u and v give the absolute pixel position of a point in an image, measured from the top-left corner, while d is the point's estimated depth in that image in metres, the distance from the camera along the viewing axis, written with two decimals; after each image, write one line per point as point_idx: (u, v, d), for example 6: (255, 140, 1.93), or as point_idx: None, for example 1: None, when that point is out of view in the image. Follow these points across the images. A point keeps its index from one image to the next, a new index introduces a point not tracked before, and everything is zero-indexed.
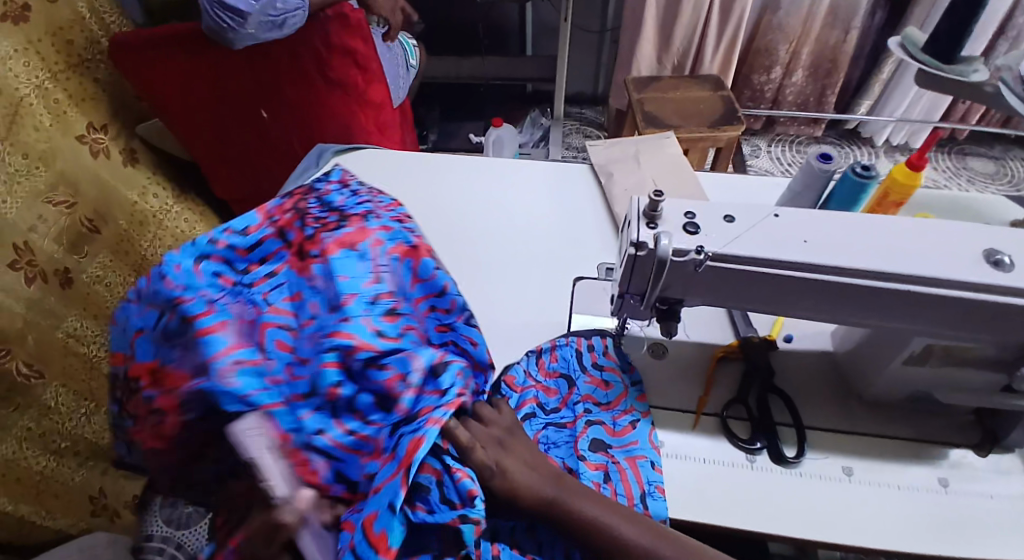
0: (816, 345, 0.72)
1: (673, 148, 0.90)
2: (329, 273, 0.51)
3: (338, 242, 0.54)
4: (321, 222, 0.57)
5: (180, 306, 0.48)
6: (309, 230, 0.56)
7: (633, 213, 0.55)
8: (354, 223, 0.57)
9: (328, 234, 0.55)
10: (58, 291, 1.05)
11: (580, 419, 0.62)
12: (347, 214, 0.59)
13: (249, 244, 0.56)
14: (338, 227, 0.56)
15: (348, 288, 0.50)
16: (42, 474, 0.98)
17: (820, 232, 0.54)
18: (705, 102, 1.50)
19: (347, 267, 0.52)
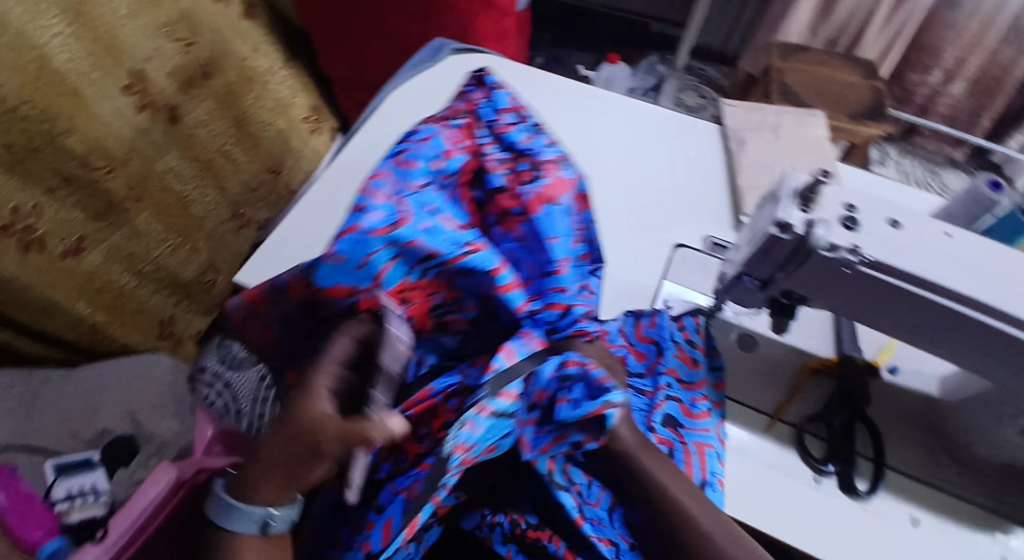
0: (918, 387, 0.65)
1: (820, 129, 0.82)
2: (543, 237, 0.48)
3: (540, 200, 0.49)
4: (514, 166, 0.51)
5: (386, 233, 0.41)
6: (503, 169, 0.51)
7: (785, 190, 0.48)
8: (549, 172, 0.51)
9: (527, 185, 0.49)
10: (163, 125, 1.07)
11: (659, 391, 0.58)
12: (533, 157, 0.52)
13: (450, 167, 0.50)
14: (535, 177, 0.50)
15: (559, 252, 0.48)
16: (123, 290, 1.07)
17: (996, 268, 0.46)
18: (851, 88, 1.35)
19: (549, 233, 0.48)
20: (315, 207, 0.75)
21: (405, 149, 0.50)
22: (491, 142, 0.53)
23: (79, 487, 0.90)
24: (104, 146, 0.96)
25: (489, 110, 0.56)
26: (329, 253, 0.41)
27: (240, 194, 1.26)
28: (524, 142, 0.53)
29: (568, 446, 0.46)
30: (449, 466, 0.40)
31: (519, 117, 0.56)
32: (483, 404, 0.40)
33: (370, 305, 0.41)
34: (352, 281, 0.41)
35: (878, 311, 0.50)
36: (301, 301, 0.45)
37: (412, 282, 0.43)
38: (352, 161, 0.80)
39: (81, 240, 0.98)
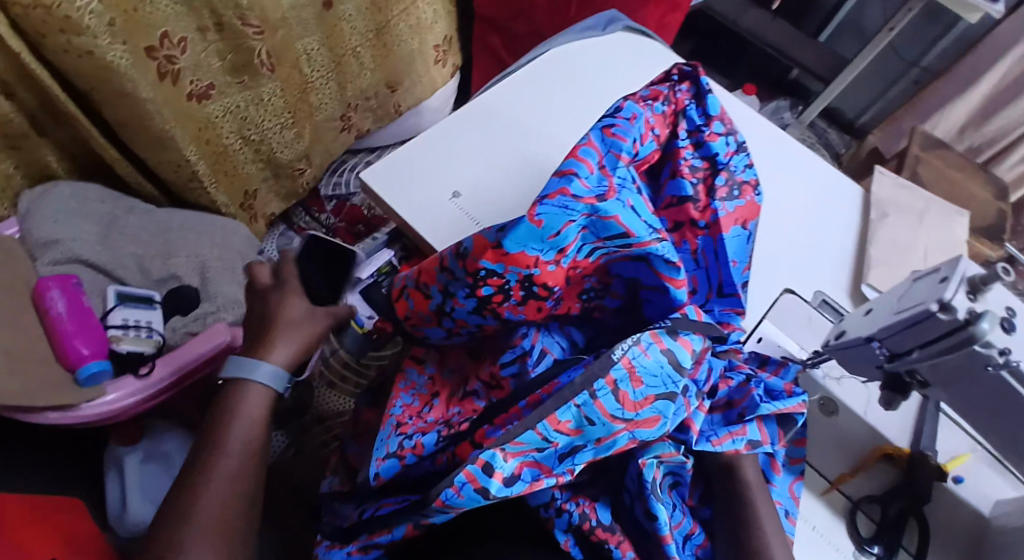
0: (974, 502, 0.63)
1: (962, 231, 0.79)
2: (721, 256, 0.53)
3: (727, 221, 0.54)
4: (704, 180, 0.56)
5: (590, 204, 0.45)
6: (691, 184, 0.55)
7: (957, 272, 0.46)
8: (746, 194, 0.56)
9: (721, 201, 0.54)
10: (319, 6, 1.05)
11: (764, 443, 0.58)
12: (723, 174, 0.56)
13: (640, 157, 0.54)
14: (731, 196, 0.55)
15: (734, 275, 0.54)
16: (225, 150, 1.08)
17: None
18: (978, 201, 1.31)
19: (730, 252, 0.53)
20: (453, 128, 0.76)
21: (613, 123, 0.53)
22: (691, 151, 0.57)
23: (134, 320, 0.89)
24: (263, 8, 0.95)
25: (695, 114, 0.59)
26: (531, 215, 0.43)
27: (354, 97, 1.28)
28: (725, 160, 0.56)
29: (745, 443, 0.49)
30: (611, 370, 0.44)
31: (725, 128, 0.58)
32: (654, 337, 0.46)
33: (547, 277, 0.44)
34: (536, 249, 0.43)
35: (998, 423, 0.50)
36: (474, 270, 0.44)
37: (579, 261, 0.46)
38: (499, 104, 0.79)
39: (209, 88, 0.98)
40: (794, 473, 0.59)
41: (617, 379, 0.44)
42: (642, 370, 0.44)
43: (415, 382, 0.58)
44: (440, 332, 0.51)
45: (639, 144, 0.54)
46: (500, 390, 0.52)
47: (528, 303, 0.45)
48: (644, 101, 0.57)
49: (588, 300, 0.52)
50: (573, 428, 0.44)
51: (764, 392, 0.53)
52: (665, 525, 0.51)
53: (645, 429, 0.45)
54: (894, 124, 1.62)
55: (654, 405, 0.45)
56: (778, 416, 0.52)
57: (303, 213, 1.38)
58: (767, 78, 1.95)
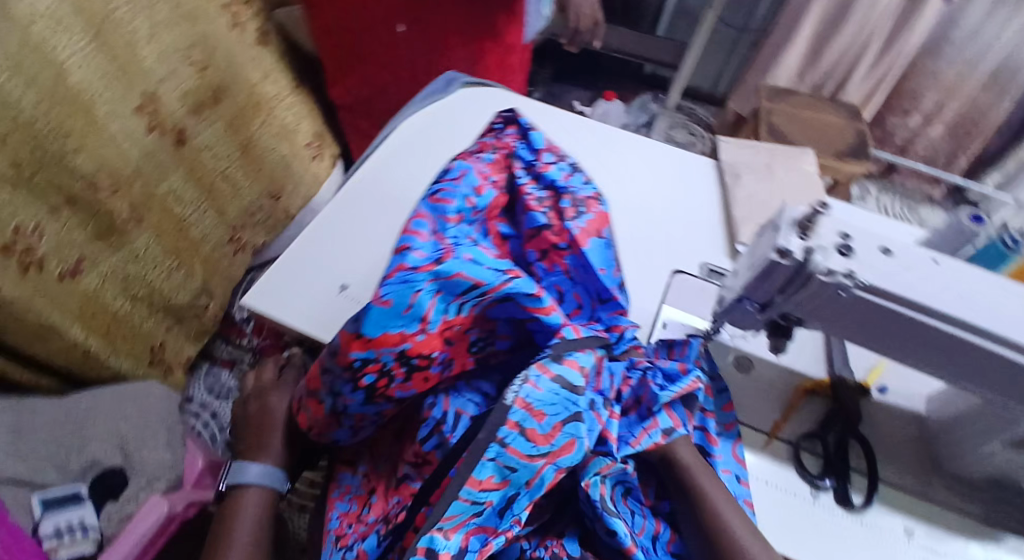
0: (907, 403, 0.67)
1: (810, 166, 0.87)
2: (587, 268, 0.57)
3: (582, 236, 0.57)
4: (553, 207, 0.59)
5: (431, 269, 0.46)
6: (543, 215, 0.58)
7: (785, 217, 0.51)
8: (592, 208, 0.60)
9: (572, 221, 0.58)
10: (171, 148, 1.07)
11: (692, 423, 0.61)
12: (566, 196, 0.60)
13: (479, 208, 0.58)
14: (579, 213, 0.59)
15: (608, 282, 0.56)
16: (117, 313, 1.06)
17: (984, 297, 0.49)
18: (835, 129, 1.42)
19: (596, 262, 0.56)
20: (325, 226, 0.77)
21: (439, 190, 0.58)
22: (533, 184, 0.61)
23: (66, 522, 0.86)
24: (110, 167, 0.96)
25: (525, 152, 0.64)
26: (378, 298, 0.45)
27: (238, 218, 1.26)
28: (564, 182, 0.61)
29: (660, 435, 0.55)
30: (510, 415, 0.45)
31: (555, 156, 0.64)
32: (545, 370, 0.47)
33: (419, 347, 0.46)
34: (398, 325, 0.45)
35: (881, 335, 0.52)
36: (349, 364, 0.46)
37: (451, 320, 0.47)
38: (363, 190, 0.81)
39: (79, 261, 0.96)
40: (732, 438, 0.62)
41: (518, 422, 0.45)
42: (541, 404, 0.46)
43: (347, 490, 0.58)
44: (347, 432, 0.53)
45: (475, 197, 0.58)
46: (428, 465, 0.52)
47: (414, 375, 0.47)
48: (472, 158, 0.62)
49: (480, 351, 0.52)
50: (498, 483, 0.45)
51: (663, 377, 0.56)
52: (625, 537, 0.51)
53: (565, 458, 0.46)
54: (745, 84, 1.75)
55: (567, 431, 0.46)
56: (682, 398, 0.57)
57: (224, 344, 1.36)
58: (628, 78, 2.08)
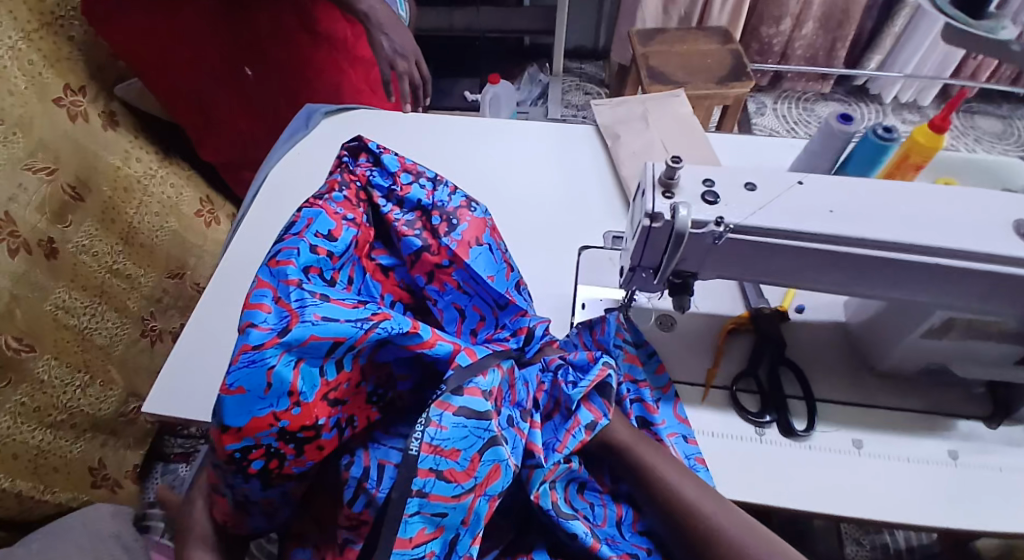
0: (828, 316, 0.69)
1: (683, 107, 0.89)
2: (476, 278, 0.59)
3: (462, 248, 0.58)
4: (424, 226, 0.59)
5: (277, 342, 0.43)
6: (418, 237, 0.59)
7: (648, 180, 0.53)
8: (463, 218, 0.61)
9: (447, 236, 0.59)
10: (44, 262, 0.98)
11: (626, 400, 0.61)
12: (436, 213, 0.60)
13: (340, 251, 0.54)
14: (452, 226, 0.60)
15: (499, 287, 0.59)
16: (39, 448, 0.99)
17: (856, 204, 0.50)
18: (713, 56, 1.44)
19: (482, 271, 0.59)
20: (216, 301, 0.72)
21: (281, 249, 0.51)
22: (398, 210, 0.61)
23: None
24: None
25: (381, 178, 0.62)
26: (228, 388, 0.43)
27: (144, 307, 1.17)
28: (430, 200, 0.61)
29: (584, 431, 0.54)
30: (420, 464, 0.43)
31: (413, 175, 0.63)
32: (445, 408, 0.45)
33: (298, 420, 0.44)
34: (264, 407, 0.43)
35: (774, 270, 0.53)
36: (229, 455, 0.44)
37: (331, 381, 0.46)
38: (249, 254, 0.77)
39: None
40: (672, 399, 0.62)
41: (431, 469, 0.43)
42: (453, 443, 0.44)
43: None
44: (267, 521, 0.50)
45: (324, 239, 0.53)
46: (366, 523, 0.47)
47: (307, 446, 0.45)
48: (321, 198, 0.57)
49: (383, 399, 0.52)
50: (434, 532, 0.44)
51: (574, 373, 0.56)
52: (586, 535, 0.50)
53: (494, 484, 0.46)
54: (620, 32, 1.76)
55: (489, 458, 0.45)
56: (596, 388, 0.56)
57: (173, 438, 1.26)
58: (510, 55, 2.06)
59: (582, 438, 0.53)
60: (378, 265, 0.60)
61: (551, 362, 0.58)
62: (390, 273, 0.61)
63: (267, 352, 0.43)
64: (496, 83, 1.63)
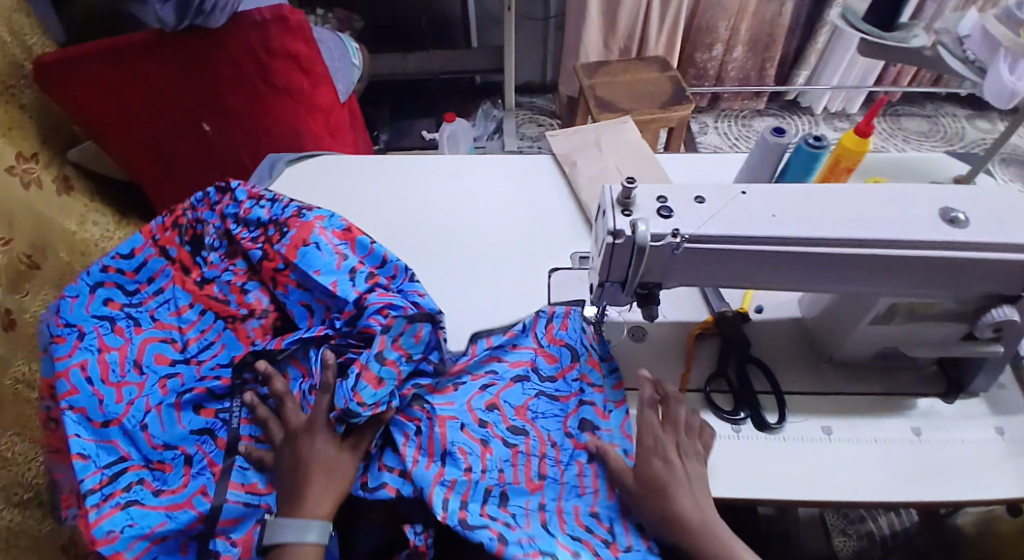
0: (786, 313, 0.73)
1: (632, 132, 0.95)
2: (303, 275, 0.67)
3: (290, 252, 0.67)
4: (263, 239, 0.71)
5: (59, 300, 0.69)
6: (258, 248, 0.70)
7: (607, 202, 0.56)
8: (293, 224, 0.70)
9: (280, 245, 0.69)
10: (3, 334, 0.92)
11: (574, 399, 0.65)
12: (281, 221, 0.72)
13: (135, 267, 0.73)
14: (284, 234, 0.69)
15: (326, 279, 0.65)
16: (8, 527, 0.86)
17: (798, 207, 0.55)
18: (654, 82, 1.53)
19: (308, 266, 0.66)
20: None
21: None
22: (246, 229, 0.73)
23: None
24: None
25: (240, 195, 0.75)
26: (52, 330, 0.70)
27: None
28: (267, 216, 0.73)
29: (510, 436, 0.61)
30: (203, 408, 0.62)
31: (254, 196, 0.75)
32: (112, 419, 0.60)
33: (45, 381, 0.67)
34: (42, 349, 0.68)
35: (732, 274, 0.57)
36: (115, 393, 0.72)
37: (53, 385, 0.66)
38: None
39: None
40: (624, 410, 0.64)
41: (93, 455, 0.58)
42: (99, 460, 0.58)
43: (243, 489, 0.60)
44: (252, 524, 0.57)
45: (121, 258, 0.72)
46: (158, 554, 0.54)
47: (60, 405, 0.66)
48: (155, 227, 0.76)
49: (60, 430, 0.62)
50: (101, 539, 0.53)
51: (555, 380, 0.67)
52: (490, 540, 0.52)
53: (97, 527, 0.53)
54: (566, 66, 1.85)
55: (116, 500, 0.55)
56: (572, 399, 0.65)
57: None
58: (462, 95, 2.13)
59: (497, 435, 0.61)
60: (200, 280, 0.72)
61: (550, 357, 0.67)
62: (208, 286, 0.71)
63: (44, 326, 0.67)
64: (452, 121, 1.68)
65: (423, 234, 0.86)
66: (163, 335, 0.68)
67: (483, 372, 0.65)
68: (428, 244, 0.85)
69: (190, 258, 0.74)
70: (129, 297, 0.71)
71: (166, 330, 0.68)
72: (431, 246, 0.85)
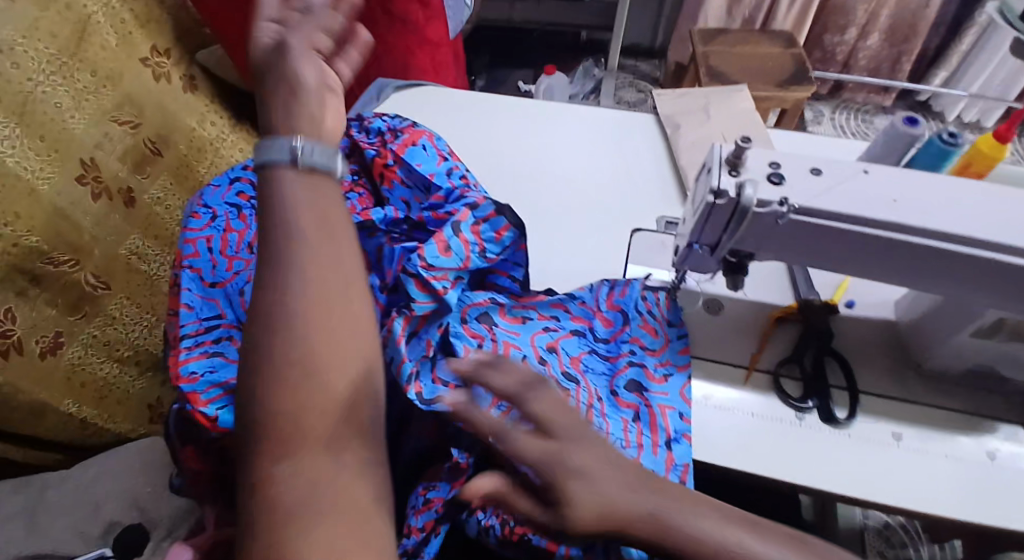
0: (877, 313, 0.69)
1: (746, 103, 0.90)
2: (409, 170, 0.73)
3: (400, 148, 0.74)
4: (380, 143, 0.77)
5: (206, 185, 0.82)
6: (373, 151, 0.76)
7: (714, 160, 0.55)
8: (407, 130, 0.77)
9: (392, 144, 0.75)
10: (123, 209, 1.02)
11: (623, 358, 0.65)
12: (398, 129, 0.77)
13: (266, 167, 0.84)
14: (397, 136, 0.76)
15: (427, 171, 0.72)
16: (105, 379, 1.00)
17: (924, 197, 0.51)
18: (773, 59, 1.44)
19: (411, 160, 0.73)
20: None
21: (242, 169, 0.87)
22: (365, 136, 0.79)
23: None
24: (64, 237, 0.90)
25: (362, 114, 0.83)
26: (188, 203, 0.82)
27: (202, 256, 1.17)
28: (386, 126, 0.78)
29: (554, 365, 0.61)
30: None
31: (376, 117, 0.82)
32: (219, 282, 0.72)
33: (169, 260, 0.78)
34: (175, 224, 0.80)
35: (831, 256, 0.54)
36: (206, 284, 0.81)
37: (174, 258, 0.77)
38: None
39: (57, 337, 0.91)
40: (683, 376, 0.64)
41: (197, 308, 0.68)
42: (200, 313, 0.68)
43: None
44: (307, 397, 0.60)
45: (260, 159, 0.85)
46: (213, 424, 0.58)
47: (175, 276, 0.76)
48: None
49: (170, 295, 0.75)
50: (185, 377, 0.61)
51: (603, 343, 0.67)
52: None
53: (185, 365, 0.62)
54: (680, 31, 1.77)
55: (205, 348, 0.64)
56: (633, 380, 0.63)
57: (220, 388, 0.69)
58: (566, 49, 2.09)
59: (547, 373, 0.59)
60: None
61: (603, 326, 0.68)
62: None
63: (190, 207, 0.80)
64: (551, 73, 1.66)
65: (512, 176, 0.87)
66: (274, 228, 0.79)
67: (549, 315, 0.67)
68: (515, 186, 0.86)
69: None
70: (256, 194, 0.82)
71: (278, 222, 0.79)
72: (518, 187, 0.86)
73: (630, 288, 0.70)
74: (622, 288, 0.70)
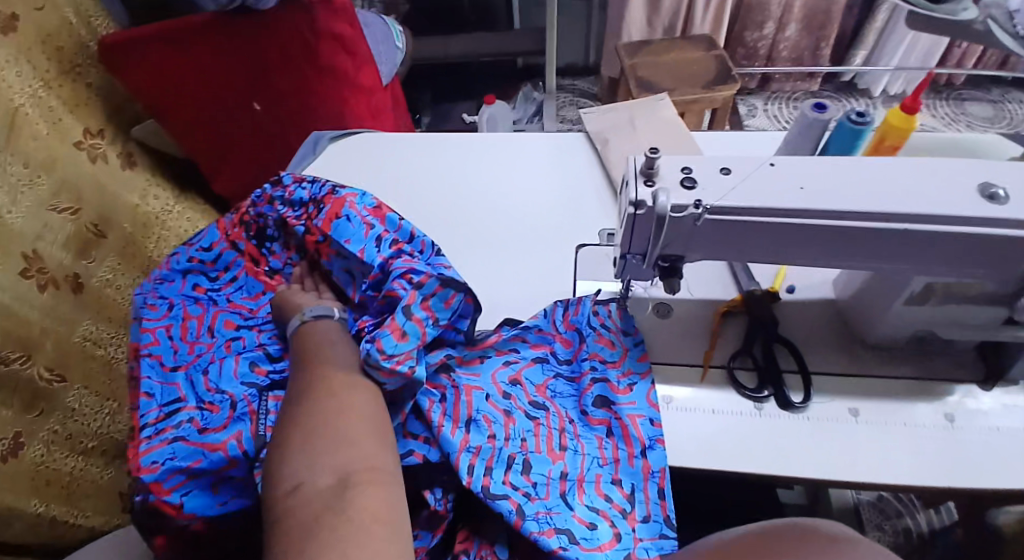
0: (818, 294, 0.72)
1: (668, 110, 0.94)
2: (340, 242, 0.74)
3: (326, 225, 0.76)
4: (307, 214, 0.79)
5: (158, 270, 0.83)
6: (303, 225, 0.79)
7: (630, 173, 0.57)
8: (329, 201, 0.78)
9: (318, 218, 0.77)
10: (70, 296, 1.00)
11: (586, 376, 0.66)
12: (321, 197, 0.79)
13: (214, 257, 0.84)
14: (320, 210, 0.78)
15: (357, 244, 0.73)
16: (72, 474, 0.95)
17: (830, 181, 0.54)
18: (698, 62, 1.50)
19: (341, 235, 0.74)
20: None
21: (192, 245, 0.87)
22: (291, 210, 0.81)
23: None
24: (12, 334, 0.88)
25: (288, 179, 0.84)
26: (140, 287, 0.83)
27: None
28: (307, 196, 0.80)
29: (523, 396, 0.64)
30: (261, 366, 0.72)
31: (298, 181, 0.83)
32: (180, 365, 0.73)
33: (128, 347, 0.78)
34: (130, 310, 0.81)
35: (756, 248, 0.57)
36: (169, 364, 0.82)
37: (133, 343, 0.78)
38: None
39: (17, 435, 0.87)
40: (649, 381, 0.65)
41: (157, 395, 0.69)
42: (161, 399, 0.69)
43: (270, 416, 0.63)
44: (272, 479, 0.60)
45: (203, 251, 0.84)
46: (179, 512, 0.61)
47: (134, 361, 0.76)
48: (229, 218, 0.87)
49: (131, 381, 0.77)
50: (146, 467, 0.62)
51: (565, 366, 0.69)
52: (509, 512, 0.54)
53: (146, 457, 0.62)
54: (608, 47, 1.83)
55: (165, 436, 0.64)
56: (602, 398, 0.64)
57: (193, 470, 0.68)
58: (504, 77, 2.14)
59: (516, 408, 0.63)
60: (268, 269, 0.84)
61: (562, 347, 0.69)
62: (276, 274, 0.85)
63: (142, 295, 0.80)
64: (491, 102, 1.69)
65: (454, 210, 0.89)
66: (234, 310, 0.81)
67: (508, 348, 0.68)
68: (457, 220, 0.87)
69: (258, 251, 0.85)
70: (213, 282, 0.84)
71: (240, 308, 0.81)
72: (462, 220, 0.87)
73: (584, 307, 0.71)
74: (573, 308, 0.71)
